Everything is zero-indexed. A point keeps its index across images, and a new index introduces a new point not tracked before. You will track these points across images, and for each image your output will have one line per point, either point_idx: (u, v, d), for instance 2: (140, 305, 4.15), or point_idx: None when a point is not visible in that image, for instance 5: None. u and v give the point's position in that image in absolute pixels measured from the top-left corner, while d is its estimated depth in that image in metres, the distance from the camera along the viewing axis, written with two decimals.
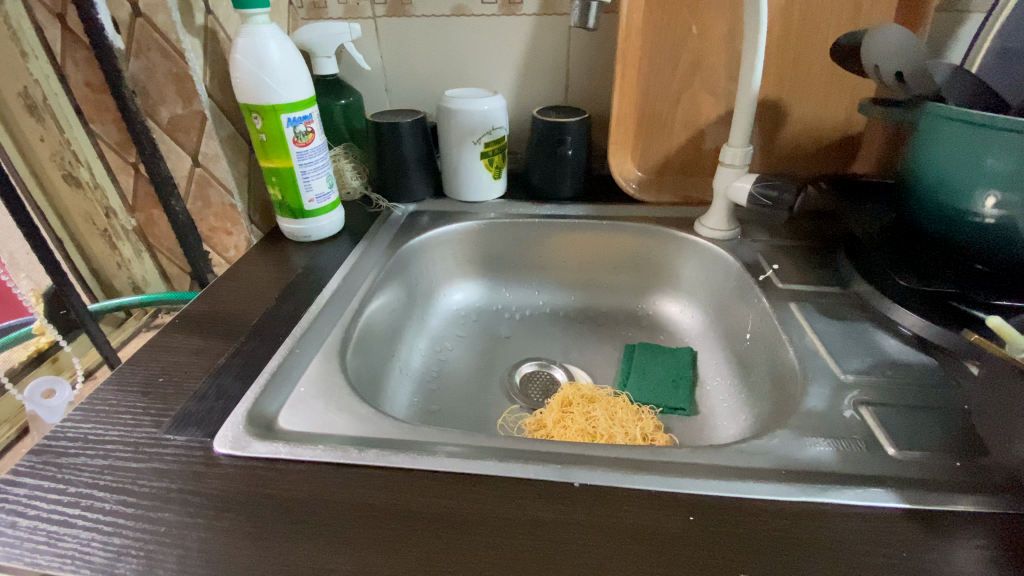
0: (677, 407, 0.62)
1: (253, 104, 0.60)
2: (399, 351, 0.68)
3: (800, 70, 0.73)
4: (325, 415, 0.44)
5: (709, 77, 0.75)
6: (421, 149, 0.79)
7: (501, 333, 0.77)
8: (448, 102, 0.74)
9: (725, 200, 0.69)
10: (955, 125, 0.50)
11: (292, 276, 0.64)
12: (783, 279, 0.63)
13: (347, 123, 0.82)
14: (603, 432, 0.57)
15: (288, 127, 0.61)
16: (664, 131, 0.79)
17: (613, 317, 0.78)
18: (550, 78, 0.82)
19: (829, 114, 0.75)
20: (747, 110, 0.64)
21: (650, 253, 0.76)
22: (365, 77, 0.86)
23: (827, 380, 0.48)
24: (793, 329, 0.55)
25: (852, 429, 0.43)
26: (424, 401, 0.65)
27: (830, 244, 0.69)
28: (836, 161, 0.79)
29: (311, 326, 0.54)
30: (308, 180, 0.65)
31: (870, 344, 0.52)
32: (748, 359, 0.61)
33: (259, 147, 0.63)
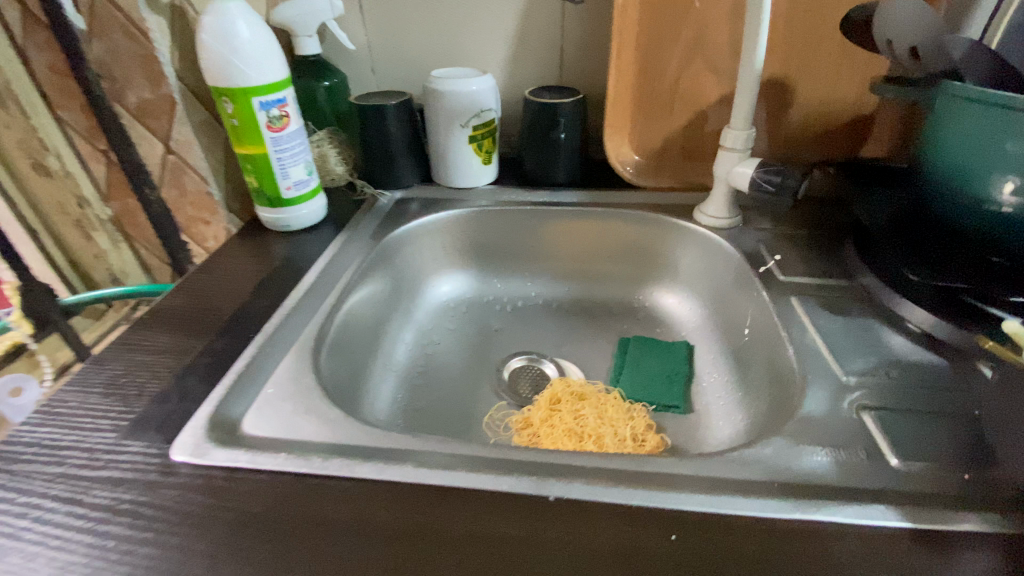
0: (671, 405, 0.60)
1: (222, 87, 0.57)
2: (382, 346, 0.65)
3: (809, 46, 0.68)
4: (292, 418, 0.42)
5: (711, 54, 0.70)
6: (408, 133, 0.76)
7: (491, 325, 0.74)
8: (434, 83, 0.70)
9: (725, 187, 0.66)
10: (969, 104, 0.47)
11: (269, 268, 0.61)
12: (785, 271, 0.60)
13: (332, 105, 0.79)
14: (592, 432, 0.54)
15: (261, 111, 0.58)
16: (663, 112, 0.75)
17: (607, 309, 0.75)
18: (543, 56, 0.78)
19: (839, 95, 0.71)
20: (749, 90, 0.60)
21: (647, 242, 0.73)
22: (350, 57, 0.82)
23: (828, 382, 0.45)
24: (793, 326, 0.51)
25: (852, 436, 0.40)
26: (407, 398, 0.63)
27: (836, 232, 0.65)
28: (843, 145, 0.75)
29: (284, 322, 0.52)
30: (285, 166, 0.62)
31: (875, 342, 0.49)
32: (746, 356, 0.58)
33: (232, 133, 0.60)
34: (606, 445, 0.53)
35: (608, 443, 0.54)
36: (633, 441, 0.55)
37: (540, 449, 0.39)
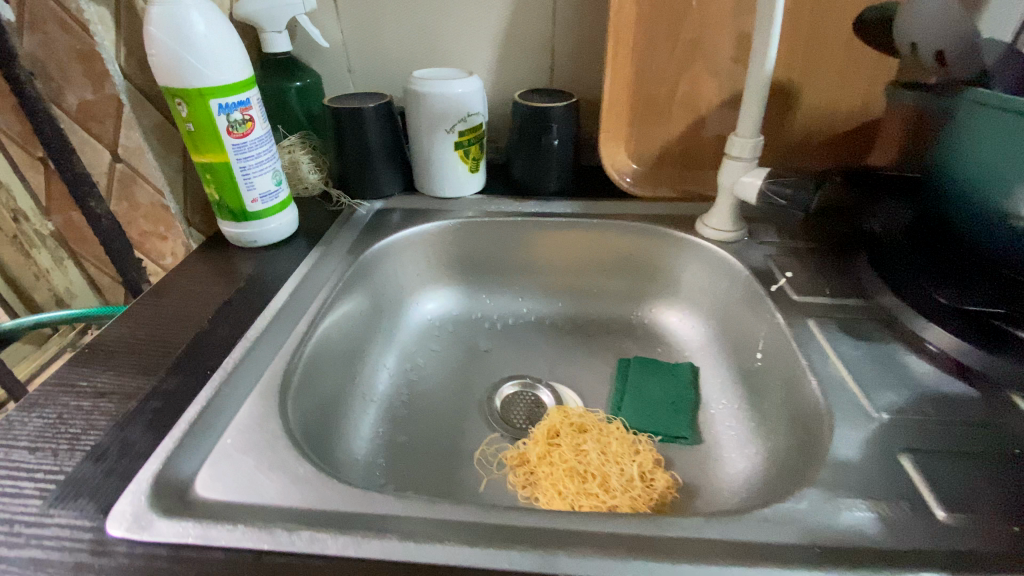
0: (679, 435, 0.55)
1: (175, 87, 0.50)
2: (360, 373, 0.59)
3: (814, 49, 0.64)
4: (254, 476, 0.36)
5: (712, 55, 0.66)
6: (387, 139, 0.70)
7: (481, 346, 0.69)
8: (417, 84, 0.65)
9: (731, 198, 0.61)
10: (979, 106, 0.44)
11: (233, 289, 0.55)
12: (798, 289, 0.55)
13: (304, 107, 0.73)
14: (595, 472, 0.49)
15: (220, 115, 0.52)
16: (661, 117, 0.70)
17: (604, 327, 0.70)
18: (533, 57, 0.73)
19: (846, 101, 0.67)
20: (758, 94, 0.55)
21: (646, 255, 0.68)
22: (323, 55, 0.75)
23: (859, 421, 0.40)
24: (814, 353, 0.47)
25: (892, 486, 0.36)
26: (389, 431, 0.57)
27: (848, 246, 0.61)
28: (848, 152, 0.71)
29: (247, 356, 0.45)
30: (249, 176, 0.55)
31: (902, 371, 0.45)
32: (760, 382, 0.54)
33: (188, 139, 0.53)
34: (611, 486, 0.48)
35: (615, 484, 0.49)
36: (640, 480, 0.50)
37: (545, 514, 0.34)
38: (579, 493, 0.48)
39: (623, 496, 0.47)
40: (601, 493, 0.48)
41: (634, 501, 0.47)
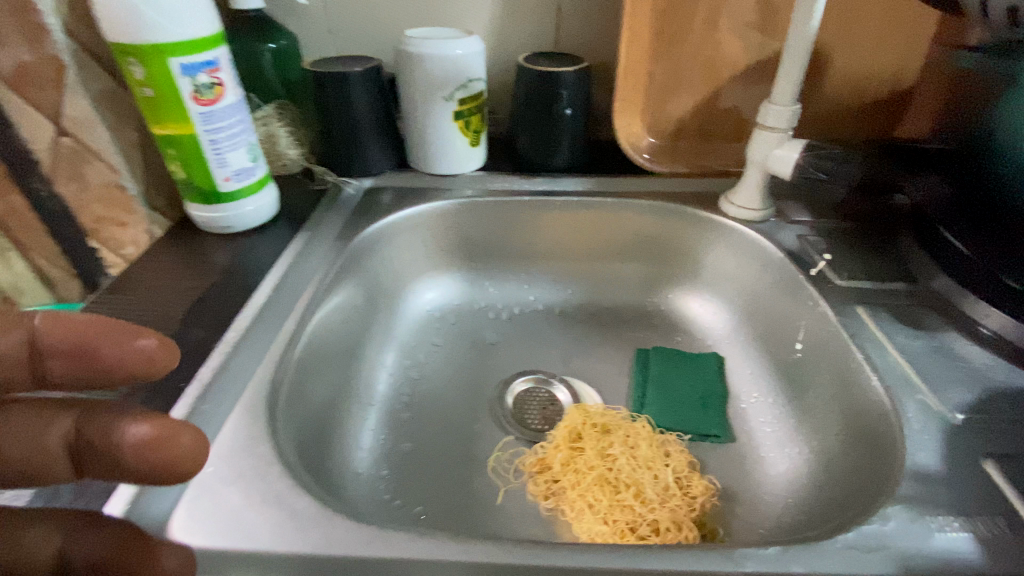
0: (711, 434, 0.51)
1: (126, 44, 0.42)
2: (357, 375, 0.53)
3: (851, 5, 0.57)
4: (243, 514, 0.30)
5: (737, 14, 0.59)
6: (376, 108, 0.62)
7: (487, 339, 0.63)
8: (411, 45, 0.57)
9: (761, 172, 0.56)
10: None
11: (207, 283, 0.48)
12: (839, 273, 0.51)
13: (280, 74, 0.65)
14: (627, 481, 0.45)
15: (183, 77, 0.44)
16: (679, 85, 0.64)
17: (619, 315, 0.65)
18: (537, 16, 0.65)
19: (881, 65, 0.60)
20: (801, 57, 0.49)
21: (666, 236, 0.63)
22: (300, 14, 0.66)
23: (934, 424, 0.36)
24: (870, 345, 0.43)
25: (986, 499, 0.32)
26: (393, 438, 0.51)
27: (885, 225, 0.56)
28: (878, 123, 0.64)
29: (226, 364, 0.39)
30: (220, 151, 0.48)
31: (967, 364, 0.41)
32: (802, 376, 0.49)
33: (145, 107, 0.45)
34: (647, 496, 0.43)
35: (650, 494, 0.44)
36: (676, 486, 0.45)
37: (598, 549, 0.29)
38: (613, 506, 0.43)
39: (662, 509, 0.43)
40: (637, 507, 0.43)
41: (673, 515, 0.43)
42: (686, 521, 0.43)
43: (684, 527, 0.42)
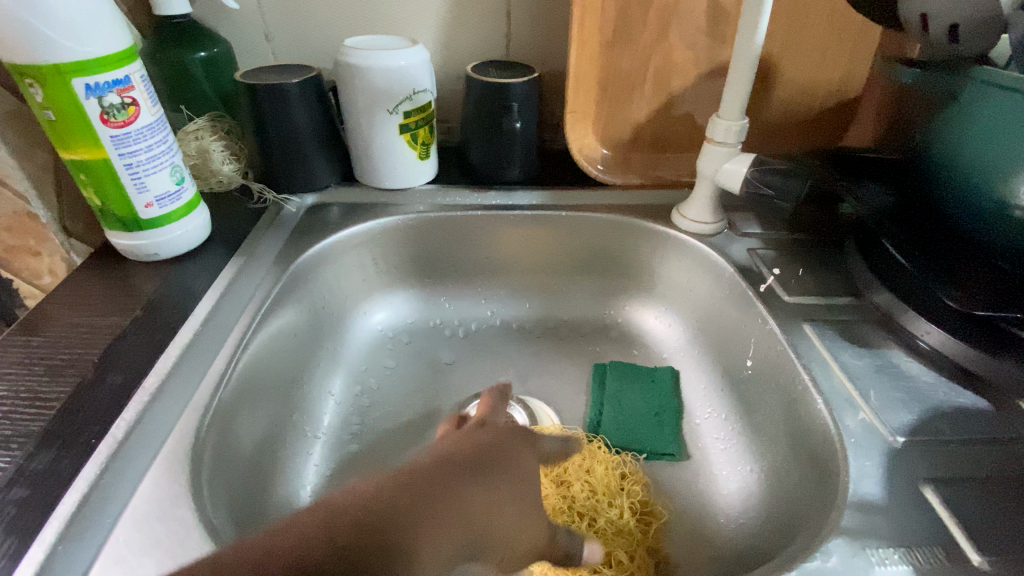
0: (665, 453, 0.50)
1: (21, 63, 0.38)
2: (300, 407, 0.51)
3: (798, 16, 0.56)
4: None
5: (686, 24, 0.59)
6: (317, 121, 0.59)
7: (442, 358, 0.61)
8: (350, 56, 0.54)
9: (711, 186, 0.55)
10: (983, 88, 0.41)
11: (127, 318, 0.44)
12: (787, 288, 0.51)
13: (213, 83, 0.61)
14: (581, 509, 0.46)
15: (89, 98, 0.40)
16: (631, 95, 0.63)
17: (577, 329, 0.64)
18: (486, 23, 0.63)
19: (827, 75, 0.60)
20: (746, 72, 0.49)
21: (621, 249, 0.62)
22: (232, 19, 0.62)
23: (877, 450, 0.37)
24: (818, 367, 0.43)
25: (921, 528, 0.33)
26: (340, 473, 0.49)
27: (830, 236, 0.57)
28: (826, 132, 0.64)
29: (144, 416, 0.37)
30: (137, 176, 0.44)
31: (909, 384, 0.42)
32: (753, 393, 0.49)
33: (50, 131, 0.42)
34: (601, 527, 0.44)
35: (603, 523, 0.45)
36: (631, 513, 0.46)
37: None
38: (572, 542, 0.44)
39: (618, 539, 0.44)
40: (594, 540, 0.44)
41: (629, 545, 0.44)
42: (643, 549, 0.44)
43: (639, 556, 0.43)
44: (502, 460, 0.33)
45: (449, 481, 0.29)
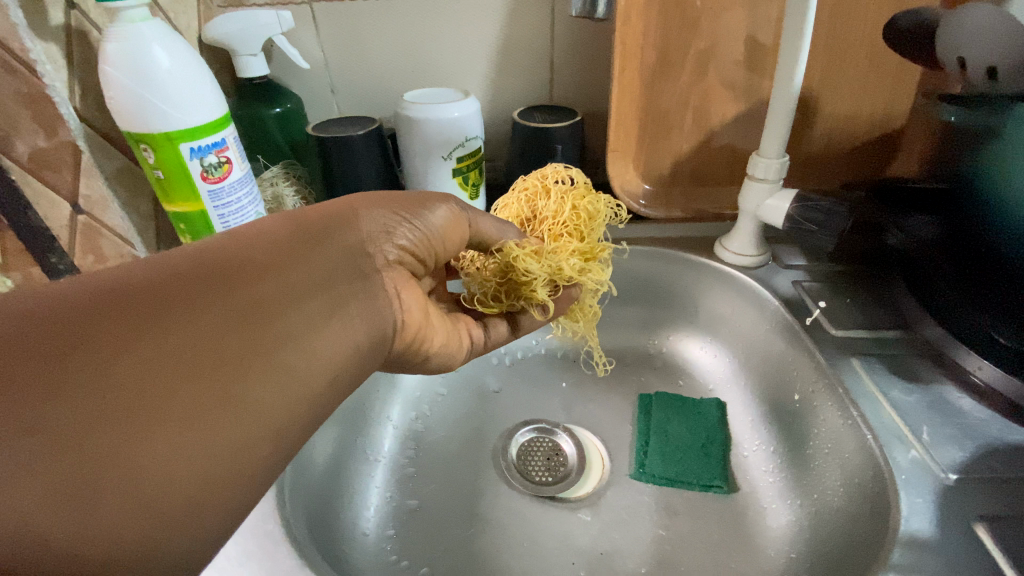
0: (711, 485, 0.50)
1: (138, 132, 0.44)
2: (364, 433, 0.55)
3: (835, 53, 0.58)
4: None
5: (724, 65, 0.61)
6: (379, 167, 0.64)
7: (490, 386, 0.64)
8: (409, 108, 0.59)
9: (753, 221, 0.57)
10: None
11: None
12: (834, 322, 0.52)
13: (286, 135, 0.68)
14: (550, 213, 0.48)
15: (192, 159, 0.47)
16: (670, 132, 0.65)
17: (620, 358, 0.65)
18: (532, 72, 0.68)
19: (868, 108, 0.61)
20: (785, 113, 0.51)
21: (664, 281, 0.64)
22: (303, 77, 0.69)
23: (926, 485, 0.37)
24: (865, 402, 0.44)
25: (976, 568, 0.33)
26: (398, 495, 0.52)
27: (878, 268, 0.57)
28: (868, 164, 0.65)
29: None
30: (228, 224, 0.51)
31: (960, 421, 0.42)
32: (804, 425, 0.50)
33: (157, 187, 0.48)
34: (544, 223, 0.49)
35: (549, 219, 0.48)
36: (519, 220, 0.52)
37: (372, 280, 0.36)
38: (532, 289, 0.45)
39: (577, 242, 0.47)
40: (551, 265, 0.44)
41: (575, 203, 0.48)
42: (561, 197, 0.48)
43: (591, 226, 0.47)
44: (417, 208, 0.40)
45: (352, 218, 0.36)
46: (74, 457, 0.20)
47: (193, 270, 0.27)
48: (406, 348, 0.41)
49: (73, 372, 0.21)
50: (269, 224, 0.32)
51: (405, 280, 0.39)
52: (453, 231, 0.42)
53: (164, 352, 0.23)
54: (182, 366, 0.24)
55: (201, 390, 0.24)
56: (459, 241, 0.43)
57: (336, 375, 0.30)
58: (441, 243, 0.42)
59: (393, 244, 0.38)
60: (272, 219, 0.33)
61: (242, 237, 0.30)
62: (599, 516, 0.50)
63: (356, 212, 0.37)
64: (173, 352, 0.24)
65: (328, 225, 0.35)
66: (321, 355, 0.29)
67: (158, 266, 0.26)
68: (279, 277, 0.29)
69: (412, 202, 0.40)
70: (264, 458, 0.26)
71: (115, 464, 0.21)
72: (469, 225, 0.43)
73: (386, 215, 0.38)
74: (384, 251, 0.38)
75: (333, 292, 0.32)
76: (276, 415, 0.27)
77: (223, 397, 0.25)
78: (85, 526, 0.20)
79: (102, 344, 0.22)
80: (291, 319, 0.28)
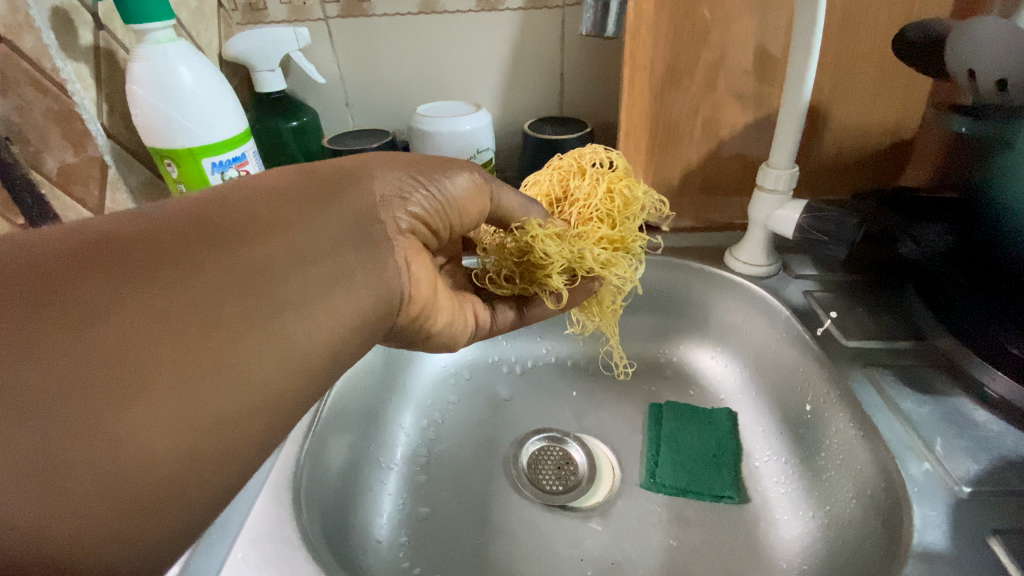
0: (722, 495, 0.50)
1: (162, 147, 0.46)
2: (378, 440, 0.55)
3: (845, 64, 0.58)
4: None
5: (733, 77, 0.62)
6: None
7: (501, 395, 0.64)
8: (422, 121, 0.61)
9: (763, 231, 0.57)
10: None
11: None
12: (846, 332, 0.52)
13: (301, 148, 0.69)
14: (580, 194, 0.48)
15: (214, 174, 0.48)
16: (680, 142, 0.66)
17: (631, 367, 0.66)
18: (542, 85, 0.69)
19: (878, 117, 0.61)
20: (795, 125, 0.51)
21: (675, 290, 0.64)
22: (319, 91, 0.71)
23: (941, 498, 0.37)
24: (877, 414, 0.44)
25: None
26: (410, 503, 0.53)
27: (890, 278, 0.57)
28: (880, 174, 0.65)
29: None
30: None
31: (974, 433, 0.42)
32: (815, 436, 0.50)
33: None
34: (572, 204, 0.49)
35: (579, 201, 0.48)
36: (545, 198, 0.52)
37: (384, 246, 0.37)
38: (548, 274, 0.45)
39: (607, 228, 0.47)
40: (575, 249, 0.44)
41: (610, 188, 0.48)
42: (596, 179, 0.48)
43: (625, 215, 0.47)
44: (435, 172, 0.41)
45: (364, 179, 0.37)
46: (66, 412, 0.20)
47: (194, 227, 0.27)
48: (410, 322, 0.41)
49: (67, 325, 0.21)
50: (282, 182, 0.33)
51: (417, 252, 0.40)
52: (470, 203, 0.43)
53: (162, 311, 0.23)
54: (177, 326, 0.24)
55: (215, 346, 0.25)
56: (476, 213, 0.44)
57: (335, 348, 0.31)
58: (458, 213, 0.43)
59: (407, 207, 0.39)
60: (278, 179, 0.33)
61: (256, 188, 0.31)
62: (610, 526, 0.51)
63: (366, 178, 0.37)
64: (187, 303, 0.24)
65: (343, 185, 0.35)
66: (321, 327, 0.30)
67: (157, 219, 0.26)
68: (282, 242, 0.29)
69: (429, 167, 0.41)
70: (259, 430, 0.26)
71: (105, 423, 0.21)
72: (490, 198, 0.44)
73: (402, 177, 0.39)
74: (396, 216, 0.38)
75: (337, 260, 0.32)
76: (270, 382, 0.27)
77: (218, 362, 0.25)
78: (73, 482, 0.20)
79: (97, 299, 0.22)
80: (293, 288, 0.29)
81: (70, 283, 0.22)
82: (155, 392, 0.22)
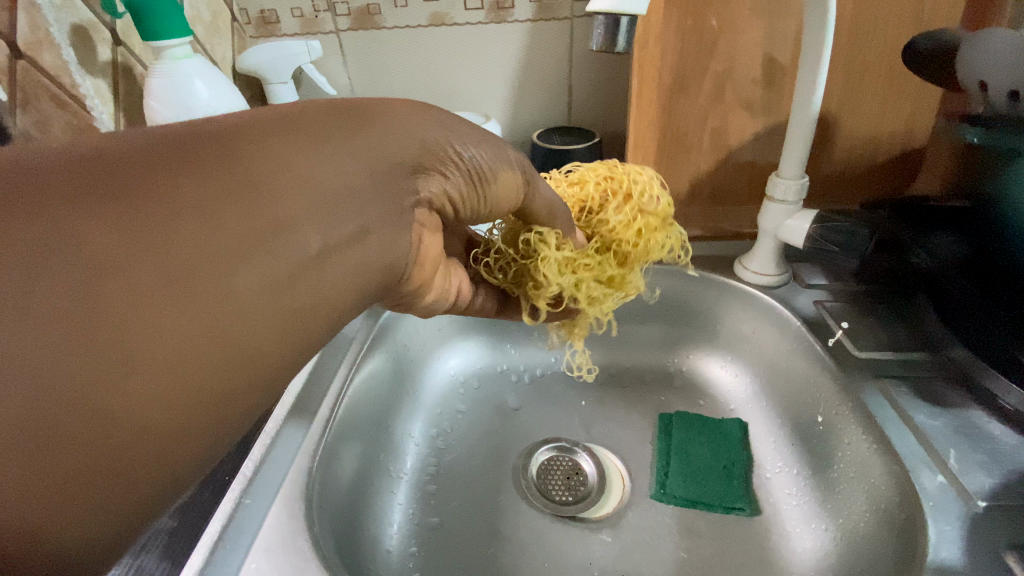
0: (733, 507, 0.50)
1: None
2: (388, 450, 0.56)
3: (854, 73, 0.58)
4: None
5: (742, 86, 0.62)
6: None
7: (511, 404, 0.64)
8: None
9: (773, 241, 0.57)
10: None
11: None
12: (857, 343, 0.52)
13: None
14: (611, 221, 0.47)
15: None
16: (688, 152, 0.66)
17: (640, 377, 0.66)
18: (551, 95, 0.70)
19: (888, 126, 0.61)
20: (804, 136, 0.51)
21: (684, 300, 0.64)
22: None
23: (956, 513, 0.37)
24: (892, 428, 0.43)
25: None
26: (420, 512, 0.53)
27: (902, 289, 0.57)
28: (890, 183, 0.64)
29: (267, 456, 0.44)
30: None
31: (989, 447, 0.41)
32: (828, 448, 0.49)
33: None
34: (597, 225, 0.48)
35: (610, 226, 0.47)
36: (577, 201, 0.49)
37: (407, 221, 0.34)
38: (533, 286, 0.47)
39: (615, 267, 0.47)
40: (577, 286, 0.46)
41: (643, 229, 0.46)
42: (635, 214, 0.46)
43: (639, 261, 0.47)
44: (479, 140, 0.37)
45: (402, 122, 0.32)
46: (62, 398, 0.18)
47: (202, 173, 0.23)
48: None
49: (55, 290, 0.18)
50: (308, 108, 0.29)
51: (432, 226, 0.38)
52: (505, 195, 0.39)
53: (161, 278, 0.20)
54: (177, 296, 0.21)
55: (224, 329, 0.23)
56: (507, 202, 0.40)
57: None
58: (490, 201, 0.39)
59: (441, 183, 0.36)
60: (305, 108, 0.28)
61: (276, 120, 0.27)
62: (620, 537, 0.51)
63: (403, 116, 0.32)
64: (191, 278, 0.21)
65: (382, 136, 0.31)
66: (329, 307, 0.28)
67: (160, 154, 0.22)
68: (302, 202, 0.26)
69: (476, 137, 0.37)
70: None
71: (98, 407, 0.19)
72: (525, 193, 0.41)
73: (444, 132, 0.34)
74: (426, 189, 0.35)
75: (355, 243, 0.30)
76: None
77: (220, 339, 0.22)
78: None
79: (87, 258, 0.19)
80: (308, 262, 0.26)
81: (52, 239, 0.19)
82: (149, 370, 0.20)
